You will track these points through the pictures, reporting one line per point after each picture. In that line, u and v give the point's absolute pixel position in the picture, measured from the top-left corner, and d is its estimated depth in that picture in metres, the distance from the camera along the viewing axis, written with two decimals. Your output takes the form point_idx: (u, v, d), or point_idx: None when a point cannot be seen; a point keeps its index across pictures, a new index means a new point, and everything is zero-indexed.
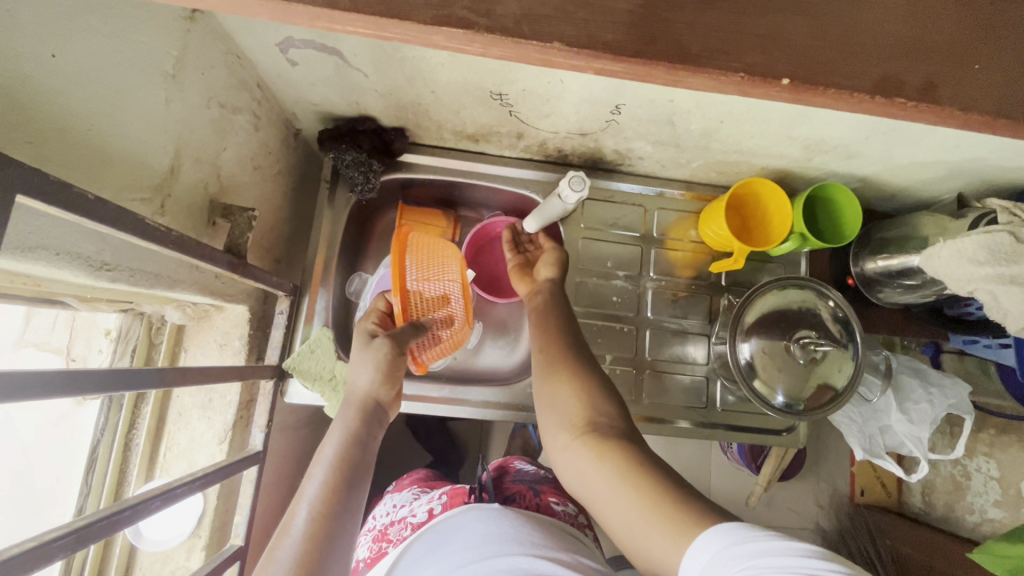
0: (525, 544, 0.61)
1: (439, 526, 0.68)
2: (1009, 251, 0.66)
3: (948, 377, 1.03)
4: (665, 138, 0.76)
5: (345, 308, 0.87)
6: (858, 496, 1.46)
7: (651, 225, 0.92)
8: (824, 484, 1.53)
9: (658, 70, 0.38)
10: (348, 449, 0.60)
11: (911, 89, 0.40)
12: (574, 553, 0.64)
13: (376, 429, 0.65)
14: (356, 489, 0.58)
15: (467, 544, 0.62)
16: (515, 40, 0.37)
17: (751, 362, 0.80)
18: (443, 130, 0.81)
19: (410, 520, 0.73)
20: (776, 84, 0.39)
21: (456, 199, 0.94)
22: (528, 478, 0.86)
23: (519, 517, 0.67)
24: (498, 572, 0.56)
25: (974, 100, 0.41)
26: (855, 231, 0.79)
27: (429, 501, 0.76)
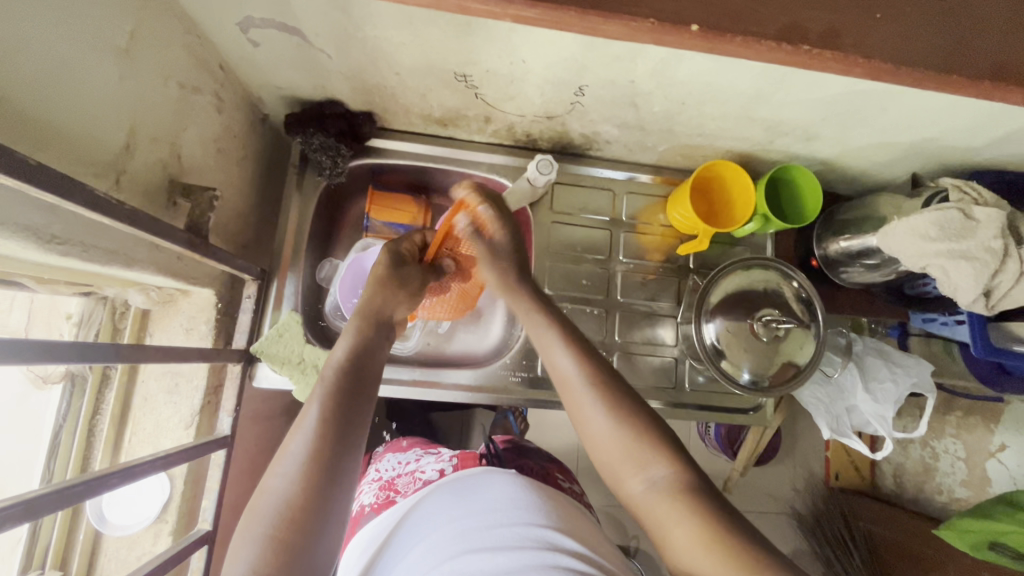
0: (548, 515, 0.62)
1: (461, 484, 0.68)
2: (958, 227, 0.68)
3: (911, 358, 1.07)
4: (630, 120, 0.77)
5: (316, 294, 0.87)
6: (832, 479, 1.52)
7: (620, 209, 0.93)
8: (800, 468, 1.56)
9: (572, 15, 0.39)
10: (354, 353, 0.58)
11: (813, 36, 0.41)
12: (586, 531, 0.65)
13: (382, 337, 0.62)
14: (365, 392, 0.56)
15: (492, 503, 0.62)
16: None
17: (717, 341, 0.82)
18: (411, 114, 0.81)
19: (420, 475, 0.76)
20: (685, 31, 0.40)
21: (427, 185, 0.94)
22: (535, 455, 0.90)
23: (538, 487, 0.69)
24: (524, 539, 0.57)
25: (903, 68, 0.43)
26: (816, 211, 0.81)
27: (439, 462, 0.78)
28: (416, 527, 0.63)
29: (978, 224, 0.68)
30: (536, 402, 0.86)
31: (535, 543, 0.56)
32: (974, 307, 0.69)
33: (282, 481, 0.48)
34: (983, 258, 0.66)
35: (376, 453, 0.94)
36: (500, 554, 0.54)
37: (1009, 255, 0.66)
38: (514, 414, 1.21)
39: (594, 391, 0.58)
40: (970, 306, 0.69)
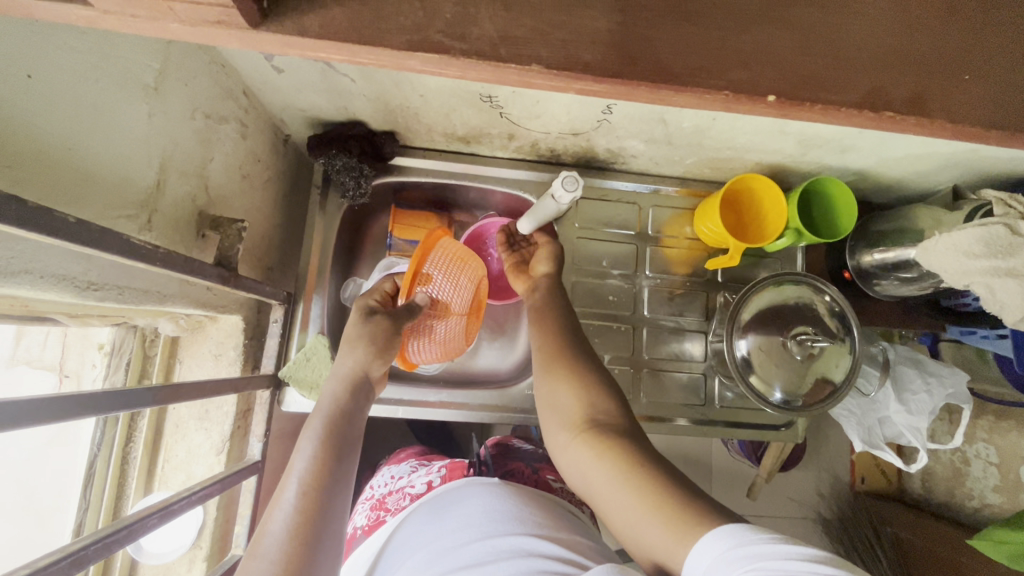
0: (528, 524, 0.61)
1: (439, 499, 0.68)
2: (1005, 243, 0.65)
3: (946, 367, 1.04)
4: (658, 135, 0.76)
5: (341, 314, 0.86)
6: (858, 484, 1.48)
7: (646, 222, 0.91)
8: (825, 473, 1.53)
9: (640, 91, 0.39)
10: (336, 416, 0.61)
11: (901, 106, 0.42)
12: (573, 533, 0.63)
13: (362, 398, 0.65)
14: (349, 454, 0.58)
15: (468, 519, 0.62)
16: (493, 63, 0.38)
17: (748, 359, 0.80)
18: (434, 132, 0.81)
19: (408, 491, 0.76)
20: (763, 102, 0.40)
21: (449, 200, 0.94)
22: (527, 456, 0.91)
23: (518, 492, 0.67)
24: (500, 553, 0.56)
25: (950, 98, 0.42)
26: (852, 224, 0.78)
27: (427, 474, 0.79)
28: (399, 549, 0.64)
29: None
30: None
31: (510, 555, 0.55)
32: (1022, 324, 0.67)
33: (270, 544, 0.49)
34: None
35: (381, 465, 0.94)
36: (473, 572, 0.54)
37: None
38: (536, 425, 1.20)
39: (579, 404, 0.63)
40: (1016, 324, 0.67)
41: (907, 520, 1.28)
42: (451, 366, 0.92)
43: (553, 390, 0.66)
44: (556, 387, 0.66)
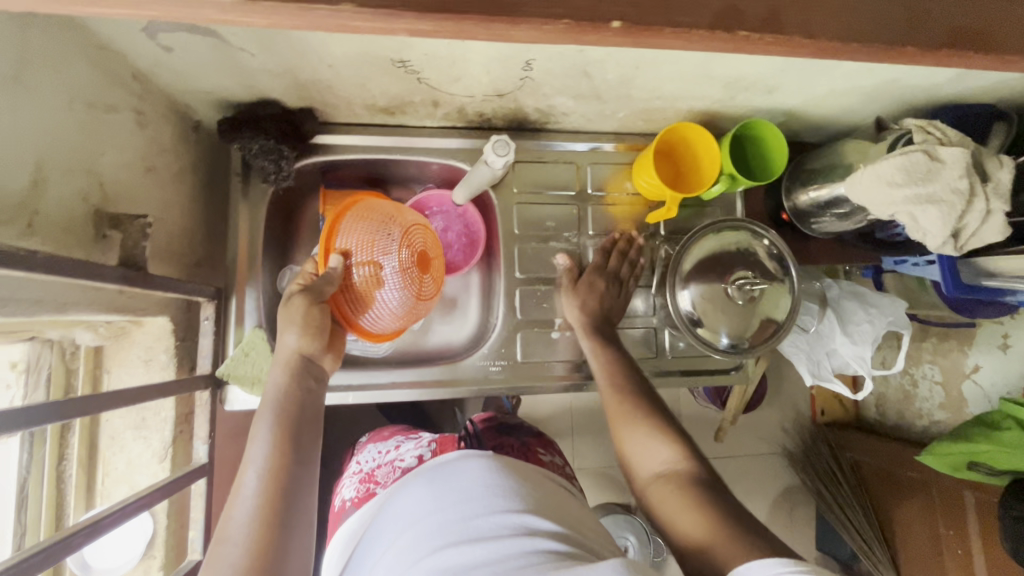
0: (526, 498, 0.60)
1: (438, 470, 0.65)
2: (925, 169, 0.67)
3: (886, 298, 1.09)
4: (584, 90, 0.74)
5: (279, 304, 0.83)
6: (819, 416, 1.61)
7: (585, 181, 0.90)
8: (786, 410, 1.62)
9: (472, 24, 0.39)
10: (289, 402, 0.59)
11: (752, 20, 0.43)
12: (559, 502, 0.65)
13: (312, 381, 0.64)
14: (305, 440, 0.58)
15: (467, 492, 0.59)
16: (303, 7, 0.36)
17: (694, 309, 0.80)
18: (354, 105, 0.77)
19: (399, 463, 0.77)
20: (607, 27, 0.40)
21: (382, 176, 0.90)
22: (517, 430, 0.91)
23: (513, 467, 0.66)
24: (502, 529, 0.55)
25: (824, 29, 0.45)
26: (782, 165, 0.79)
27: (418, 447, 0.79)
28: (392, 521, 0.62)
29: (944, 165, 0.66)
30: (517, 388, 0.85)
31: (513, 532, 0.55)
32: (943, 250, 0.69)
33: (230, 549, 0.49)
34: (951, 200, 0.65)
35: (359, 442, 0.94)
36: (478, 548, 0.52)
37: (974, 195, 0.65)
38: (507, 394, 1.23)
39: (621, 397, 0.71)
40: (939, 250, 0.69)
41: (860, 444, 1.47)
42: (402, 345, 0.90)
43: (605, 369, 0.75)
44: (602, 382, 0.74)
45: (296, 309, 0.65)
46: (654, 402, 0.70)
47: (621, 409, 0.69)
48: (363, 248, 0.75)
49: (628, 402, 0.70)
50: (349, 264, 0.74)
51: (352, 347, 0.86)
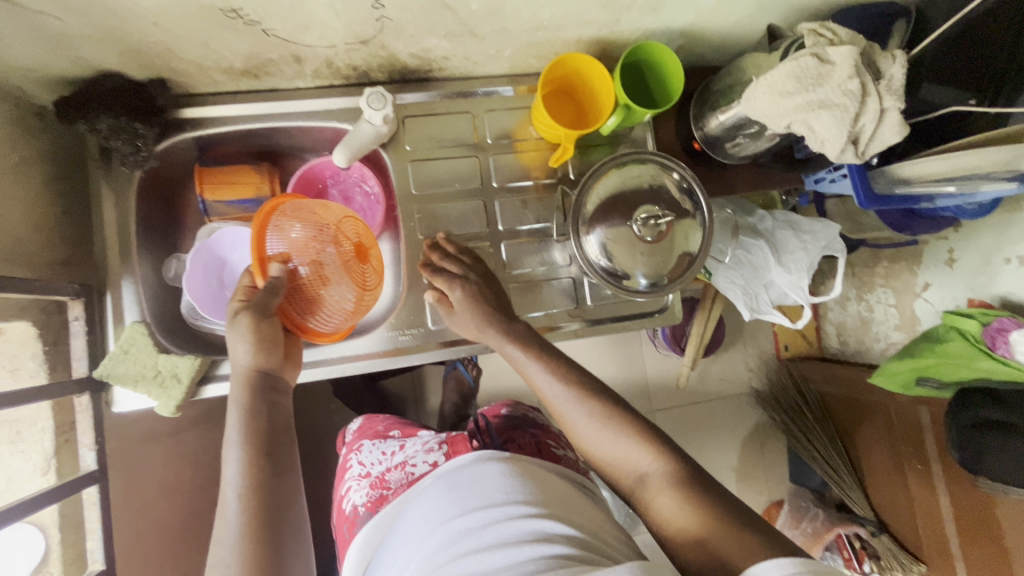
0: (536, 500, 0.64)
1: (454, 475, 0.69)
2: (816, 74, 0.62)
3: (818, 222, 1.07)
4: (453, 26, 0.68)
5: (168, 298, 0.78)
6: (783, 352, 1.75)
7: (482, 131, 0.84)
8: (752, 348, 1.75)
9: None
10: (255, 424, 0.58)
11: None
12: (553, 493, 0.67)
13: (275, 393, 0.62)
14: (282, 458, 0.58)
15: (482, 499, 0.64)
16: None
17: (604, 252, 0.76)
18: (209, 71, 0.70)
19: (412, 471, 0.80)
20: None
21: (270, 148, 0.84)
22: (520, 421, 0.96)
23: (528, 468, 0.70)
24: (520, 533, 0.58)
25: None
26: (680, 88, 0.73)
27: (429, 453, 0.82)
28: (411, 526, 0.67)
29: (834, 68, 0.62)
30: (431, 355, 0.80)
31: (531, 537, 0.58)
32: (844, 158, 0.66)
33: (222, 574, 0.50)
34: (843, 103, 0.62)
35: (348, 437, 0.96)
36: (496, 554, 0.56)
37: (867, 94, 0.62)
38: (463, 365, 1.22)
39: (579, 397, 0.67)
40: (839, 159, 0.66)
41: (824, 376, 1.60)
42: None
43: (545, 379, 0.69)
44: (554, 391, 0.69)
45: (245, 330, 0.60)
46: (588, 392, 0.67)
47: (579, 406, 0.67)
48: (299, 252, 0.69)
49: (587, 397, 0.67)
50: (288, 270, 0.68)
51: None
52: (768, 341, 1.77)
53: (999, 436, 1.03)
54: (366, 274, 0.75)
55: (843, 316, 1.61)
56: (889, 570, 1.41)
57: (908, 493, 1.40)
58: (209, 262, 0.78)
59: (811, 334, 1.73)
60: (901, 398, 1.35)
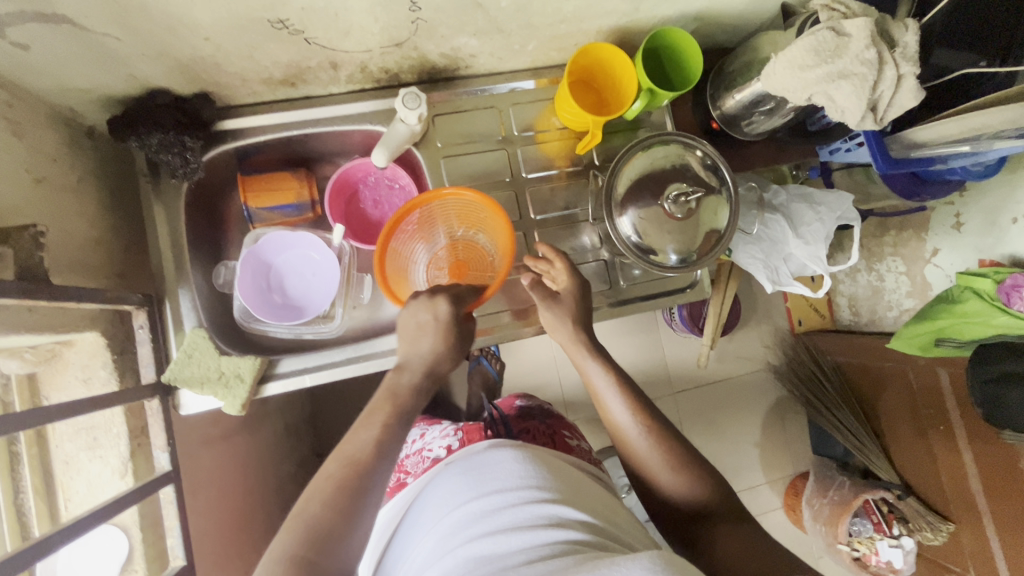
0: (549, 487, 0.66)
1: (469, 461, 0.71)
2: (834, 46, 0.65)
3: (831, 194, 1.11)
4: (483, 24, 0.71)
5: (220, 304, 0.81)
6: (797, 327, 1.77)
7: (508, 124, 0.87)
8: (767, 325, 1.79)
9: None
10: (396, 422, 0.61)
11: None
12: (563, 481, 0.69)
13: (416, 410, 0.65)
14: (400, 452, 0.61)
15: (497, 484, 0.66)
16: None
17: (636, 232, 0.79)
18: (250, 82, 0.73)
19: (428, 454, 0.84)
20: None
21: (304, 155, 0.87)
22: (537, 414, 1.00)
23: (539, 455, 0.72)
24: (532, 519, 0.60)
25: None
26: (700, 70, 0.76)
27: (445, 439, 0.86)
28: (430, 509, 0.69)
29: (851, 39, 0.65)
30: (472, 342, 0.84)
31: (544, 522, 0.60)
32: (864, 125, 0.69)
33: (306, 520, 0.53)
34: (862, 72, 0.65)
35: None
36: (509, 537, 0.58)
37: (884, 62, 0.65)
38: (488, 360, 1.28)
39: (642, 419, 0.69)
40: (860, 127, 0.69)
41: (841, 346, 1.64)
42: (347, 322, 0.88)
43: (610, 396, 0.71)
44: (616, 408, 0.71)
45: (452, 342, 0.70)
46: (655, 421, 0.69)
47: (642, 433, 0.68)
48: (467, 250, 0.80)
49: (650, 421, 0.69)
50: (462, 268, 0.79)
51: (302, 334, 0.82)
52: (782, 317, 1.80)
53: (1021, 390, 1.06)
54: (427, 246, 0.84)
55: (854, 288, 1.65)
56: (917, 532, 1.43)
57: (929, 452, 1.44)
58: (256, 267, 0.81)
59: (823, 308, 1.77)
60: (920, 362, 1.39)
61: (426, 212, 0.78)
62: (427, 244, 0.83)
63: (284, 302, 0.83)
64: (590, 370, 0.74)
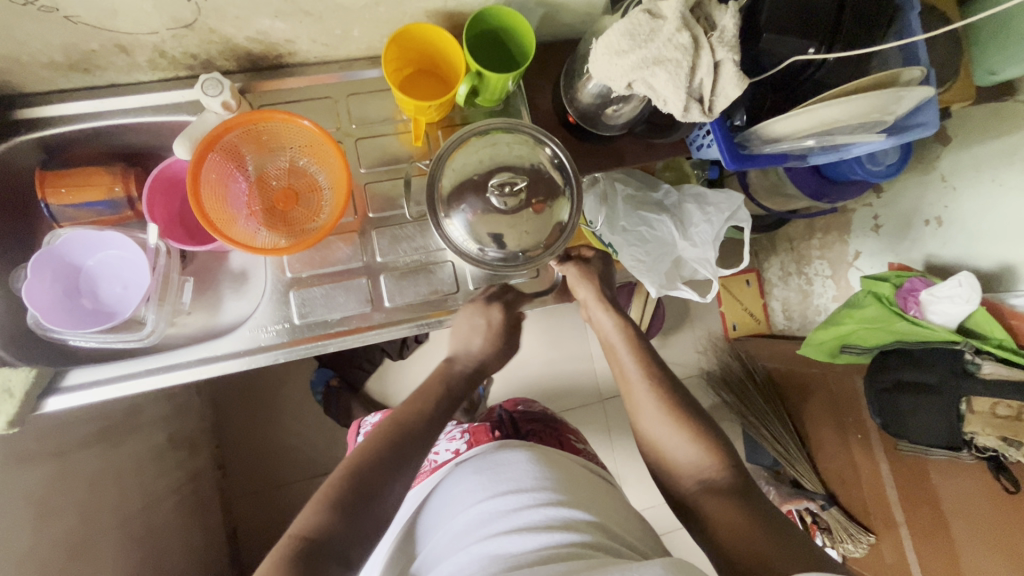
0: (565, 493, 0.67)
1: (480, 458, 0.73)
2: (648, 30, 0.60)
3: (722, 193, 1.05)
4: (281, 5, 0.65)
5: (16, 307, 0.75)
6: (731, 331, 1.64)
7: (344, 116, 0.81)
8: (701, 330, 1.65)
9: None
10: (385, 430, 0.68)
11: None
12: (578, 484, 0.71)
13: (427, 422, 0.71)
14: (401, 470, 0.66)
15: (514, 481, 0.68)
16: None
17: (469, 226, 0.73)
18: (31, 66, 0.67)
19: (434, 458, 0.80)
20: None
21: (126, 149, 0.81)
22: (540, 418, 0.95)
23: (554, 457, 0.74)
24: (544, 520, 0.62)
25: None
26: (530, 52, 0.71)
27: (451, 442, 0.82)
28: (442, 503, 0.70)
29: (665, 22, 0.60)
30: (295, 351, 0.78)
31: (556, 523, 0.61)
32: (691, 117, 0.64)
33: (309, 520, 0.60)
34: (676, 57, 0.60)
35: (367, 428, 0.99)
36: (524, 537, 0.59)
37: (698, 48, 0.60)
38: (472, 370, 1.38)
39: (653, 384, 0.75)
40: (686, 119, 0.64)
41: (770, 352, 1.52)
42: (171, 330, 0.80)
43: (627, 367, 0.78)
44: (631, 371, 0.77)
45: (476, 309, 0.78)
46: (670, 391, 0.75)
47: (653, 400, 0.74)
48: (300, 176, 0.77)
49: (658, 387, 0.75)
50: (297, 196, 0.77)
51: (110, 343, 0.74)
52: (716, 321, 1.66)
53: (913, 396, 0.99)
54: (225, 161, 0.72)
55: (786, 292, 1.53)
56: (840, 544, 1.32)
57: (851, 463, 1.31)
58: (59, 270, 0.74)
59: (759, 312, 1.64)
60: (838, 369, 1.26)
61: (234, 146, 0.72)
62: (239, 169, 0.74)
63: (96, 308, 0.76)
64: (609, 329, 0.81)
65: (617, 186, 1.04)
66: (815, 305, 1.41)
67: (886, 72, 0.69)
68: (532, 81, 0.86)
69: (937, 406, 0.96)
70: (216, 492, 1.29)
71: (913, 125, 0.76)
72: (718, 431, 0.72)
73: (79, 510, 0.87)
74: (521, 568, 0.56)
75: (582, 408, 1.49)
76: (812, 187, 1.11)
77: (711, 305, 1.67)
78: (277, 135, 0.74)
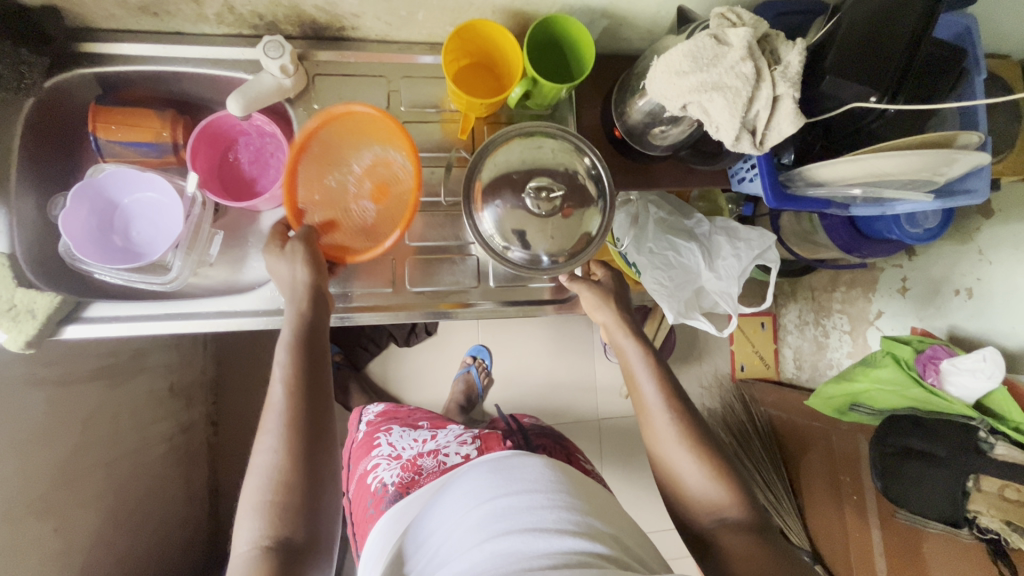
0: (578, 500, 0.67)
1: (496, 460, 0.72)
2: (711, 54, 0.60)
3: (754, 230, 1.04)
4: None
5: (47, 234, 0.76)
6: (738, 372, 1.63)
7: (394, 97, 0.82)
8: (708, 366, 1.64)
9: None
10: (299, 394, 0.62)
11: None
12: (591, 497, 0.70)
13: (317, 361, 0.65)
14: (316, 441, 0.61)
15: (528, 484, 0.67)
16: None
17: (496, 222, 0.73)
18: (103, 2, 0.69)
19: (445, 460, 0.81)
20: None
21: (179, 97, 0.82)
22: (546, 433, 0.95)
23: (563, 465, 0.74)
24: (558, 526, 0.61)
25: None
26: (590, 64, 0.71)
27: (462, 446, 0.83)
28: (451, 501, 0.69)
29: (730, 49, 0.60)
30: None
31: (569, 529, 0.61)
32: (741, 147, 0.64)
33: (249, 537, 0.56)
34: (735, 85, 0.59)
35: (373, 421, 0.99)
36: (537, 540, 0.58)
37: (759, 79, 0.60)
38: (476, 369, 1.38)
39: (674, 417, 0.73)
40: (735, 149, 0.64)
41: (774, 399, 1.50)
42: (194, 279, 0.81)
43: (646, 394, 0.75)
44: (652, 396, 0.75)
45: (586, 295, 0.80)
46: (691, 420, 0.73)
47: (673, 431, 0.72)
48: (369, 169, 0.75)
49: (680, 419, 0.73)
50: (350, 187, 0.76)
51: (134, 283, 0.75)
52: (724, 360, 1.65)
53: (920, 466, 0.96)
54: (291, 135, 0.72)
55: (800, 341, 1.51)
56: None
57: (843, 525, 1.27)
58: (96, 202, 0.75)
59: (769, 356, 1.62)
60: (842, 427, 1.24)
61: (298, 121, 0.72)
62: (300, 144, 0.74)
63: (125, 246, 0.77)
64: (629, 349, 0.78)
65: (650, 208, 1.04)
66: (828, 358, 1.39)
67: (942, 132, 0.68)
68: (583, 89, 0.87)
69: (942, 479, 0.94)
70: (205, 448, 1.29)
71: (960, 190, 0.75)
72: (736, 469, 0.71)
73: (73, 442, 0.87)
74: (534, 569, 0.55)
75: (577, 425, 1.48)
76: (846, 240, 1.09)
77: (722, 342, 1.66)
78: (376, 131, 0.73)
